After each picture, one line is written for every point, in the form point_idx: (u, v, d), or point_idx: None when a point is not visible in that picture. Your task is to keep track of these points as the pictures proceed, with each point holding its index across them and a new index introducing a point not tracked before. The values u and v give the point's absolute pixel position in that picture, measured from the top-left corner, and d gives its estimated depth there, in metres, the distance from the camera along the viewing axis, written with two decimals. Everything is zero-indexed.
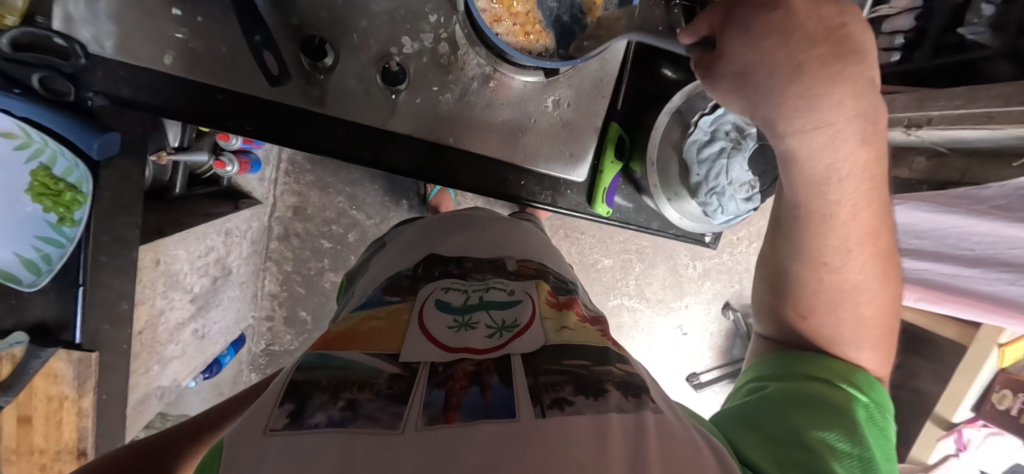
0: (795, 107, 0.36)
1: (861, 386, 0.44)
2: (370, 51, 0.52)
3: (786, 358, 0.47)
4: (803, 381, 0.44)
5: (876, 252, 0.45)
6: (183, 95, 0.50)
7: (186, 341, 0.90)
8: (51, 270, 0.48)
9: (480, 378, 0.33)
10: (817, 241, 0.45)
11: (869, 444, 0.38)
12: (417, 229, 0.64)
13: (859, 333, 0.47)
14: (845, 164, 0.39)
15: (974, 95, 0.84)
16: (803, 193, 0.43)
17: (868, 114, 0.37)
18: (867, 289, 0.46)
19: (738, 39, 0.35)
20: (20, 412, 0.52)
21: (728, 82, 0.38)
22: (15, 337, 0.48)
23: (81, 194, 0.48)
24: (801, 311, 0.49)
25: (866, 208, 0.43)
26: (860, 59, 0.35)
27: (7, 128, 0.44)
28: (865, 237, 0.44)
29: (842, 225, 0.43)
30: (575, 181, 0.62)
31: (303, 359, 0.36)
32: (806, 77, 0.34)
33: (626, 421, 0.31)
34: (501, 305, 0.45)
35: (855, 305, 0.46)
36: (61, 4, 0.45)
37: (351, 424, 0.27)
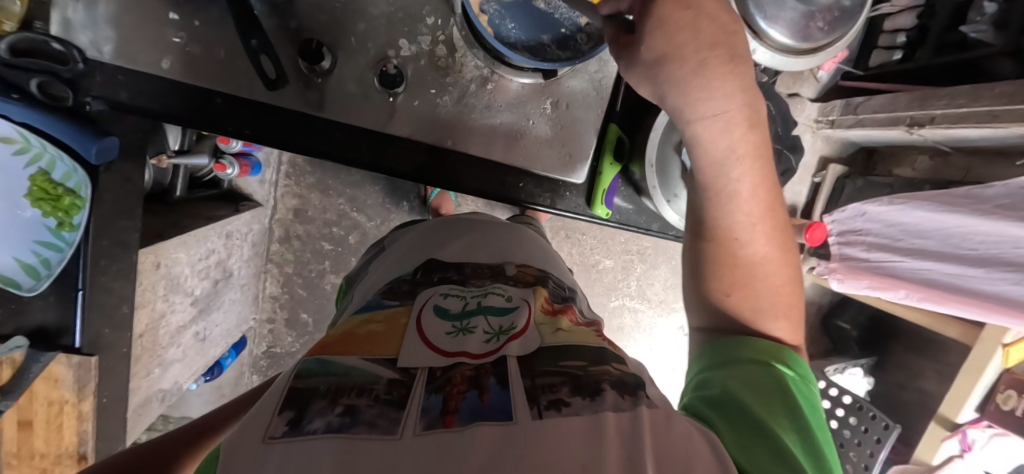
0: (696, 94, 0.40)
1: (787, 361, 0.45)
2: (368, 54, 0.52)
3: (719, 344, 0.47)
4: (740, 366, 0.44)
5: (776, 229, 0.49)
6: (183, 101, 0.50)
7: (187, 343, 0.90)
8: (51, 275, 0.48)
9: (478, 382, 0.33)
10: (729, 220, 0.48)
11: (806, 417, 0.39)
12: (417, 233, 0.64)
13: (768, 304, 0.49)
14: (741, 146, 0.44)
15: (977, 95, 0.88)
16: (712, 174, 0.46)
17: (752, 102, 0.42)
18: (772, 262, 0.49)
19: (656, 33, 0.38)
20: (19, 416, 0.54)
21: (640, 69, 0.41)
22: (15, 341, 0.48)
23: (79, 198, 0.48)
24: (717, 292, 0.51)
25: (762, 185, 0.47)
26: (746, 59, 0.40)
27: (6, 133, 0.45)
28: (763, 212, 0.48)
29: (742, 202, 0.47)
30: (575, 183, 0.61)
31: (302, 365, 0.36)
32: (708, 71, 0.39)
33: (623, 420, 0.31)
34: (499, 311, 0.45)
35: (762, 279, 0.49)
36: (59, 10, 0.45)
37: (350, 430, 0.27)
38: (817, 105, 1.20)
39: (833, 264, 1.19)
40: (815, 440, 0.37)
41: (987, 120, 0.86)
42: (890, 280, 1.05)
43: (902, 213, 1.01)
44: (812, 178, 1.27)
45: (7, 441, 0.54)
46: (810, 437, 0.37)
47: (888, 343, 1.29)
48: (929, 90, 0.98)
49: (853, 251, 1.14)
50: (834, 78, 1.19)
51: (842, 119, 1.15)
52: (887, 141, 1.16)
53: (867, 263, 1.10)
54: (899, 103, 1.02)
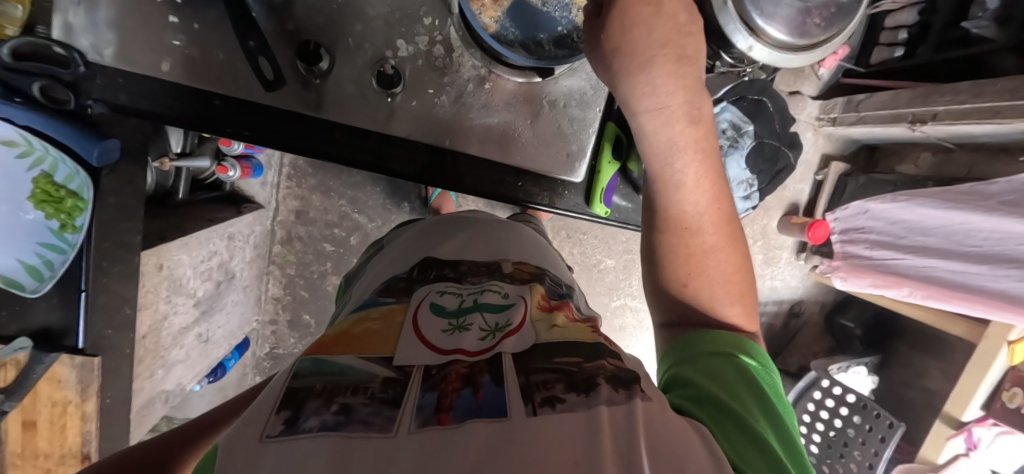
0: (638, 86, 0.46)
1: (751, 351, 0.44)
2: (365, 55, 0.53)
3: (684, 340, 0.47)
4: (703, 358, 0.43)
5: (724, 219, 0.50)
6: (184, 103, 0.51)
7: (190, 345, 0.91)
8: (54, 276, 0.49)
9: (472, 379, 0.33)
10: (680, 210, 0.49)
11: (775, 405, 0.38)
12: (414, 232, 0.64)
13: (726, 293, 0.48)
14: (682, 137, 0.47)
15: (979, 91, 0.90)
16: (659, 162, 0.49)
17: (692, 100, 0.46)
18: (724, 250, 0.49)
19: (616, 23, 0.45)
20: (24, 416, 0.54)
21: (599, 54, 0.47)
22: (19, 342, 0.49)
23: (81, 200, 0.49)
24: (677, 281, 0.50)
25: (706, 174, 0.48)
26: (693, 61, 0.46)
27: (9, 136, 0.45)
28: (711, 200, 0.49)
29: (687, 189, 0.48)
30: (573, 181, 0.61)
31: (299, 364, 0.36)
32: (651, 68, 0.45)
33: (617, 415, 0.31)
34: (494, 308, 0.45)
35: (715, 267, 0.49)
36: (61, 14, 0.46)
37: (346, 428, 0.28)
38: (819, 102, 1.21)
39: (836, 262, 1.19)
40: (787, 428, 0.36)
41: (990, 115, 0.86)
42: (894, 278, 1.04)
43: (904, 210, 1.01)
44: (815, 176, 1.27)
45: (11, 441, 0.55)
46: (782, 425, 0.36)
47: (892, 341, 1.28)
48: (930, 87, 0.99)
49: (855, 249, 1.13)
50: (835, 76, 1.20)
51: (844, 117, 1.15)
52: (890, 138, 1.15)
53: (870, 261, 1.09)
54: (902, 100, 1.02)
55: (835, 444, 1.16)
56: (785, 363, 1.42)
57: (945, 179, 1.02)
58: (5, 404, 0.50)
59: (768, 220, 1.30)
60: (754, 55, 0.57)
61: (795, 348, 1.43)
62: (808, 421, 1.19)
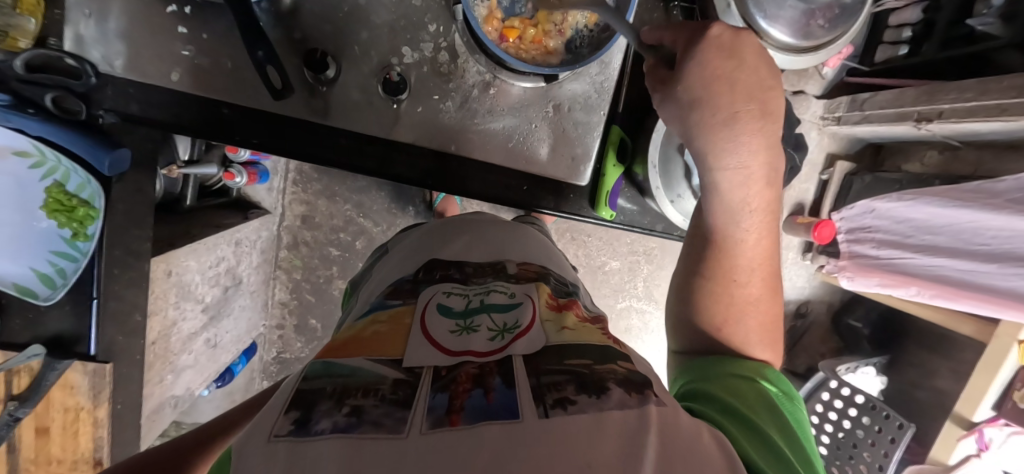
0: (721, 145, 0.42)
1: (772, 380, 0.45)
2: (371, 62, 0.53)
3: (702, 362, 0.48)
4: (723, 377, 0.45)
5: (770, 274, 0.52)
6: (191, 111, 0.51)
7: (198, 350, 0.91)
8: (66, 284, 0.50)
9: (483, 381, 0.34)
10: (728, 260, 0.51)
11: (793, 426, 0.39)
12: (420, 234, 0.64)
13: (756, 335, 0.51)
14: (755, 201, 0.47)
15: (985, 89, 0.89)
16: (724, 214, 0.48)
17: (772, 162, 0.44)
18: (759, 298, 0.51)
19: (695, 70, 0.40)
20: (37, 423, 0.55)
21: (675, 103, 0.42)
22: (32, 349, 0.50)
23: (93, 208, 0.49)
24: (712, 324, 0.51)
25: (766, 234, 0.50)
26: (776, 118, 0.43)
27: (22, 147, 0.47)
28: (763, 257, 0.51)
29: (746, 244, 0.50)
30: (578, 184, 0.61)
31: (309, 367, 0.37)
32: (737, 127, 0.41)
33: (627, 418, 0.31)
34: (502, 308, 0.45)
35: (749, 311, 0.51)
36: (72, 26, 0.47)
37: (358, 429, 0.28)
38: (823, 101, 1.21)
39: (843, 261, 1.18)
40: (803, 445, 0.37)
41: (995, 112, 0.86)
42: (903, 278, 1.03)
43: (911, 209, 1.01)
44: (821, 175, 1.26)
45: (26, 447, 0.56)
46: (799, 441, 0.37)
47: (900, 341, 1.27)
48: (936, 84, 0.99)
49: (862, 248, 1.13)
50: (840, 75, 1.19)
51: (848, 116, 1.15)
52: (896, 136, 1.14)
53: (878, 260, 1.08)
54: (906, 99, 1.03)
55: (844, 446, 1.15)
56: (792, 363, 1.41)
57: (952, 177, 1.01)
58: (21, 411, 0.51)
59: (774, 220, 1.30)
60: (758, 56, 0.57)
61: (802, 348, 1.42)
62: (816, 422, 1.18)
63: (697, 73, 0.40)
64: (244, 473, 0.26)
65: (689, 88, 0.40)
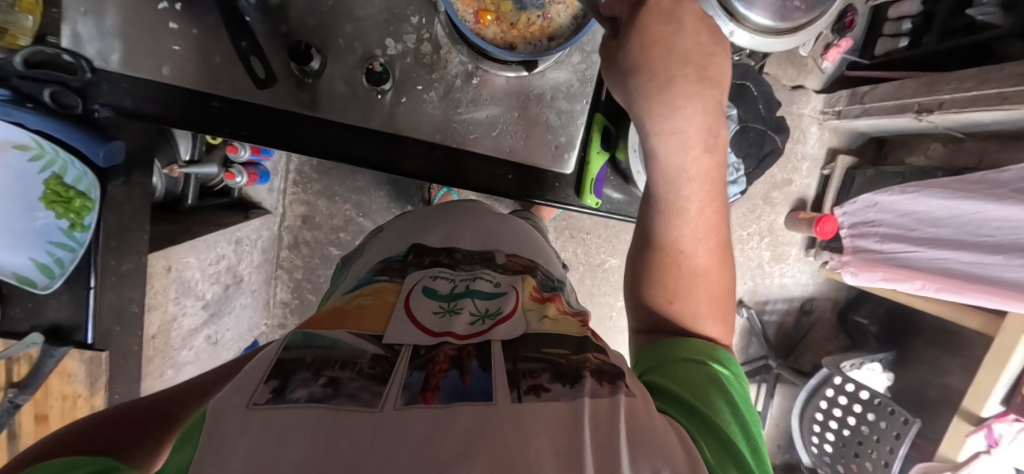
0: (660, 108, 0.44)
1: (723, 361, 0.44)
2: (356, 54, 0.55)
3: (662, 345, 0.47)
4: (678, 361, 0.43)
5: (718, 245, 0.50)
6: (182, 104, 0.53)
7: (199, 346, 0.93)
8: (64, 274, 0.51)
9: (460, 363, 0.34)
10: (677, 235, 0.49)
11: (743, 410, 0.39)
12: (408, 219, 0.65)
13: (710, 312, 0.49)
14: (694, 166, 0.46)
15: (987, 77, 0.88)
16: (675, 187, 0.48)
17: (711, 128, 0.45)
18: (710, 272, 0.50)
19: (634, 38, 0.43)
20: (37, 410, 0.57)
21: (615, 72, 0.46)
22: (31, 338, 0.51)
23: (90, 200, 0.51)
24: (664, 297, 0.50)
25: (710, 206, 0.49)
26: (715, 84, 0.45)
27: (22, 140, 0.48)
28: (710, 229, 0.49)
29: (691, 218, 0.49)
30: (564, 173, 0.61)
31: (290, 336, 0.37)
32: (672, 89, 0.43)
33: (600, 408, 0.31)
34: (486, 295, 0.45)
35: (704, 286, 0.49)
36: (70, 24, 0.49)
37: (332, 401, 0.28)
38: (822, 96, 1.20)
39: (846, 257, 1.16)
40: (751, 432, 0.37)
41: (997, 102, 0.85)
42: (905, 271, 1.01)
43: (914, 202, 0.99)
44: (822, 170, 1.25)
45: (25, 435, 0.57)
46: (750, 431, 0.37)
47: (908, 337, 1.25)
48: (936, 75, 0.97)
49: (865, 243, 1.11)
50: (839, 69, 1.17)
51: (848, 109, 1.14)
52: (897, 129, 1.13)
53: (880, 254, 1.07)
54: (906, 90, 1.01)
55: (850, 443, 1.13)
56: (797, 362, 1.39)
57: (955, 169, 1.00)
58: (20, 398, 0.53)
59: (774, 217, 1.29)
60: (737, 40, 0.58)
61: (808, 346, 1.40)
62: (821, 419, 1.17)
63: (636, 38, 0.43)
64: (218, 440, 0.27)
65: (630, 53, 0.43)
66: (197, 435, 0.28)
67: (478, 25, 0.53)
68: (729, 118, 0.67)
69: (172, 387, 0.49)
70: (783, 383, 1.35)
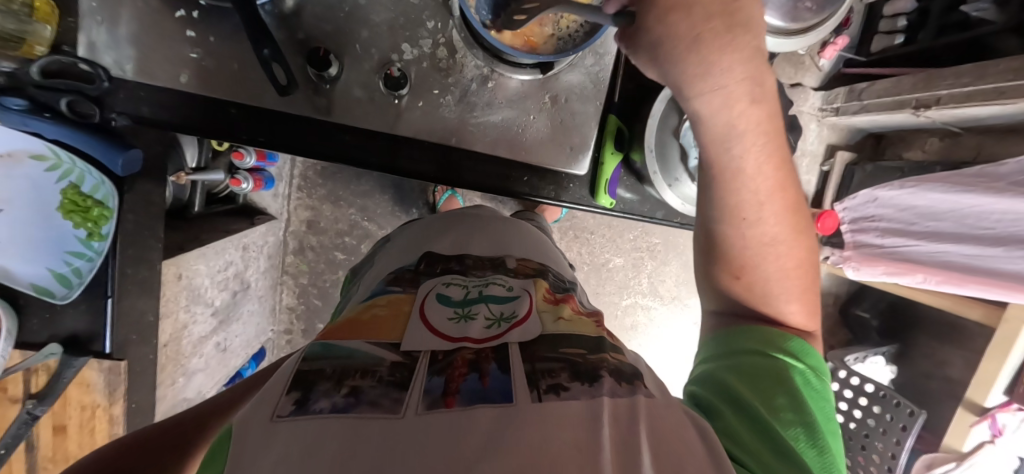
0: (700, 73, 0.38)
1: (798, 354, 0.44)
2: (372, 60, 0.55)
3: (735, 331, 0.48)
4: (748, 352, 0.45)
5: (787, 206, 0.48)
6: (201, 112, 0.53)
7: (209, 354, 0.93)
8: (81, 283, 0.51)
9: (478, 366, 0.34)
10: (740, 204, 0.47)
11: (810, 408, 0.39)
12: (420, 226, 0.65)
13: (786, 287, 0.49)
14: (742, 121, 0.42)
15: (982, 72, 0.88)
16: (727, 159, 0.45)
17: (756, 79, 0.40)
18: (782, 237, 0.48)
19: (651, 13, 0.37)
20: (55, 421, 0.57)
21: (642, 52, 0.40)
22: (49, 349, 0.51)
23: (107, 209, 0.51)
24: (731, 271, 0.50)
25: (769, 163, 0.45)
26: (753, 29, 0.38)
27: (39, 150, 0.49)
28: (773, 190, 0.47)
29: (750, 178, 0.45)
30: (577, 174, 0.62)
31: (308, 349, 0.38)
32: (703, 48, 0.37)
33: (619, 406, 0.32)
34: (499, 299, 0.46)
35: (777, 257, 0.49)
36: (85, 33, 0.49)
37: (355, 409, 0.29)
38: (822, 94, 1.18)
39: (846, 252, 1.15)
40: (819, 432, 0.38)
41: (994, 96, 0.85)
42: (907, 265, 1.02)
43: (914, 196, 1.00)
44: (822, 166, 1.25)
45: (42, 446, 0.57)
46: (816, 428, 0.38)
47: (910, 330, 1.26)
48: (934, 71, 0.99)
49: (865, 238, 1.12)
50: (836, 66, 1.16)
51: (847, 106, 1.12)
52: (896, 124, 1.14)
53: (881, 249, 1.08)
54: (904, 87, 1.01)
55: (855, 436, 1.14)
56: None
57: (952, 163, 1.03)
58: (38, 408, 0.53)
59: None
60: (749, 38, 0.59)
61: None
62: None
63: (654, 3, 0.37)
64: (247, 451, 0.27)
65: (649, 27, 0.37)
66: (227, 449, 0.28)
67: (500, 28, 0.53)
68: None
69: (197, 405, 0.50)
70: None
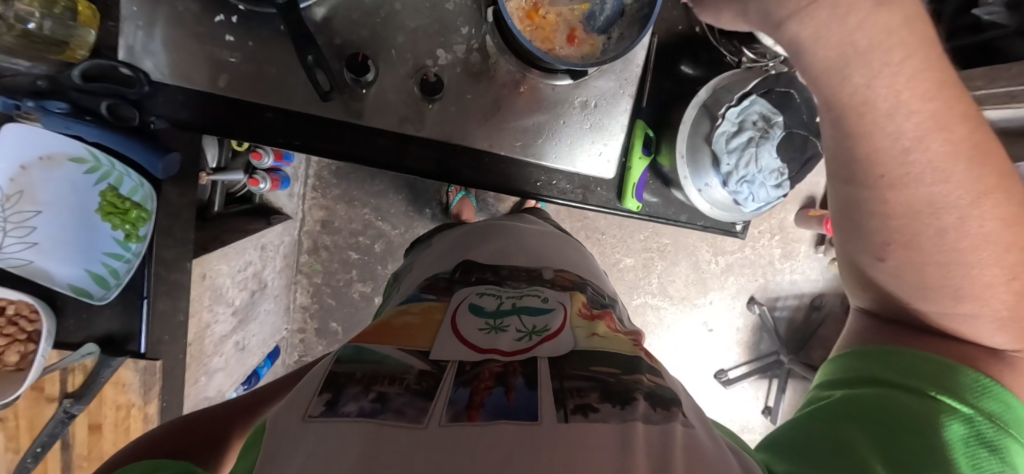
0: (847, 66, 0.32)
1: (967, 394, 0.35)
2: (408, 65, 0.55)
3: (882, 354, 0.39)
4: (889, 387, 0.37)
5: (966, 154, 0.33)
6: (238, 115, 0.54)
7: (229, 353, 0.93)
8: (118, 284, 0.52)
9: (505, 380, 0.34)
10: (901, 235, 0.35)
11: (960, 459, 0.31)
12: (460, 233, 0.67)
13: (959, 282, 0.35)
14: (867, 40, 0.31)
15: (994, 76, 0.80)
16: (880, 174, 0.34)
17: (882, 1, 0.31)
18: (993, 264, 0.35)
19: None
20: (91, 419, 0.58)
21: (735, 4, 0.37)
22: (86, 349, 0.52)
23: (145, 211, 0.52)
24: (871, 254, 0.39)
25: (923, 98, 0.32)
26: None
27: (78, 153, 0.50)
28: (935, 127, 0.32)
29: (889, 123, 0.32)
30: (605, 178, 0.63)
31: (342, 351, 0.39)
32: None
33: (653, 432, 0.30)
34: (534, 311, 0.46)
35: (942, 234, 0.34)
36: (125, 38, 0.49)
37: (381, 416, 0.29)
38: None
39: None
40: None
41: (1006, 101, 0.80)
42: None
43: None
44: None
45: (79, 443, 0.59)
46: None
47: None
48: None
49: None
50: None
51: None
52: None
53: None
54: None
55: None
56: (808, 356, 1.42)
57: None
58: (75, 407, 0.55)
59: (785, 214, 1.33)
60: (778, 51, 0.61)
61: (820, 339, 1.44)
62: None
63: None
64: (283, 449, 0.29)
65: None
66: (260, 442, 0.31)
67: (541, 43, 0.54)
68: (775, 125, 0.60)
69: (237, 397, 0.52)
70: (794, 379, 1.44)
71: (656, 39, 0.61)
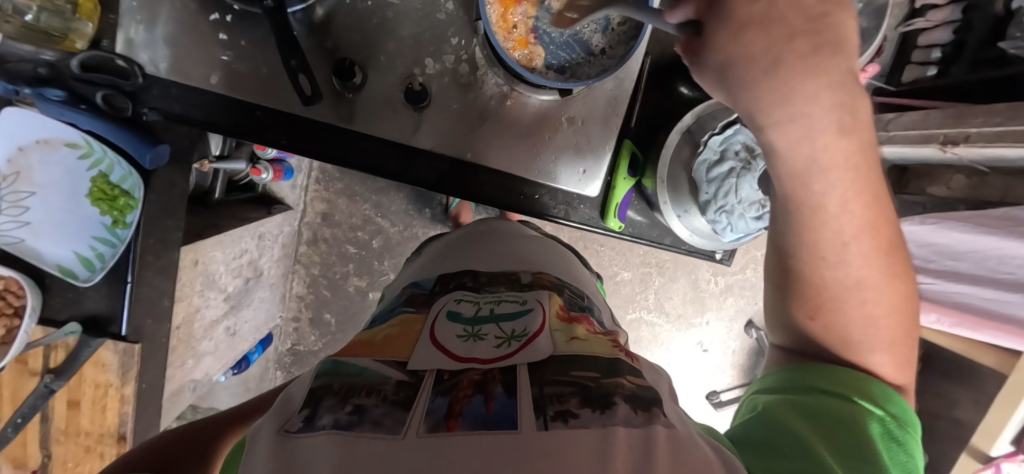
0: (807, 176, 0.34)
1: (877, 398, 0.37)
2: (397, 72, 0.56)
3: (803, 367, 0.40)
4: (812, 394, 0.37)
5: (887, 247, 0.37)
6: (227, 113, 0.54)
7: (219, 338, 0.95)
8: (103, 268, 0.54)
9: (484, 388, 0.31)
10: (830, 303, 0.39)
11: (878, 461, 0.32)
12: (444, 242, 0.68)
13: (873, 336, 0.39)
14: (828, 156, 0.33)
15: None
16: (819, 255, 0.37)
17: (848, 105, 0.31)
18: (899, 331, 0.39)
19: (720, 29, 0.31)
20: (70, 395, 0.60)
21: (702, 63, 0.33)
22: (69, 327, 0.54)
23: (133, 198, 0.54)
24: (804, 311, 0.41)
25: (860, 198, 0.35)
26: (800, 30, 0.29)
27: (74, 139, 0.51)
28: (866, 228, 0.36)
29: (834, 218, 0.36)
30: (588, 196, 0.62)
31: (320, 366, 0.38)
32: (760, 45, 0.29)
33: (634, 437, 0.27)
34: (510, 317, 0.44)
35: (862, 303, 0.38)
36: (124, 30, 0.51)
37: (356, 428, 0.27)
38: None
39: None
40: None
41: None
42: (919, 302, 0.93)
43: (934, 233, 0.91)
44: None
45: (58, 417, 0.61)
46: None
47: None
48: None
49: None
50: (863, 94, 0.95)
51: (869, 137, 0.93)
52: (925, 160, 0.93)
53: None
54: (933, 120, 0.82)
55: None
56: None
57: (979, 204, 0.91)
58: (55, 383, 0.57)
59: None
60: None
61: None
62: None
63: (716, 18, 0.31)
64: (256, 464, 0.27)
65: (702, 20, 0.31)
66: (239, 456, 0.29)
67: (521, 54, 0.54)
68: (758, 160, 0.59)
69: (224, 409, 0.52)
70: None
71: (649, 59, 0.61)
